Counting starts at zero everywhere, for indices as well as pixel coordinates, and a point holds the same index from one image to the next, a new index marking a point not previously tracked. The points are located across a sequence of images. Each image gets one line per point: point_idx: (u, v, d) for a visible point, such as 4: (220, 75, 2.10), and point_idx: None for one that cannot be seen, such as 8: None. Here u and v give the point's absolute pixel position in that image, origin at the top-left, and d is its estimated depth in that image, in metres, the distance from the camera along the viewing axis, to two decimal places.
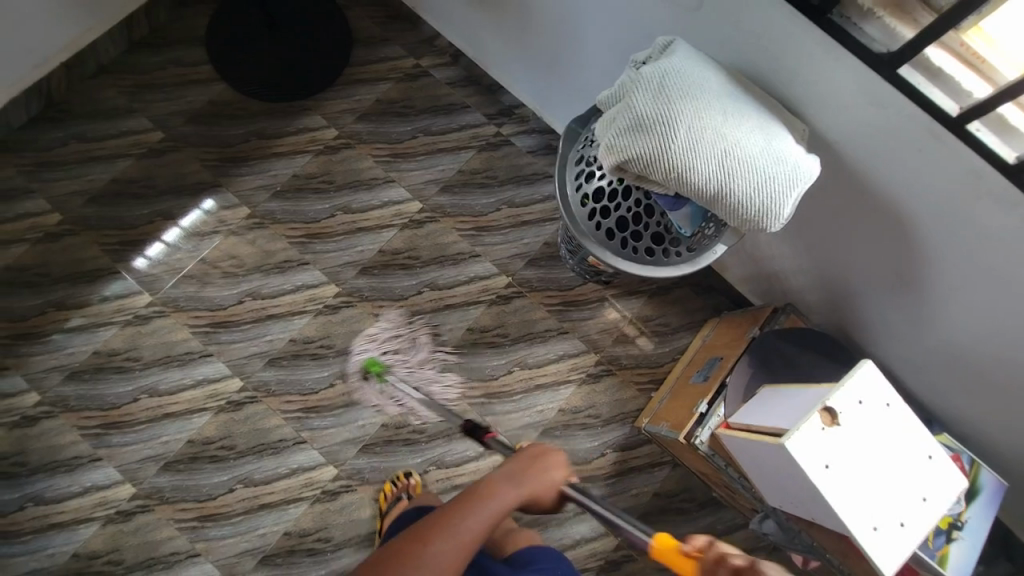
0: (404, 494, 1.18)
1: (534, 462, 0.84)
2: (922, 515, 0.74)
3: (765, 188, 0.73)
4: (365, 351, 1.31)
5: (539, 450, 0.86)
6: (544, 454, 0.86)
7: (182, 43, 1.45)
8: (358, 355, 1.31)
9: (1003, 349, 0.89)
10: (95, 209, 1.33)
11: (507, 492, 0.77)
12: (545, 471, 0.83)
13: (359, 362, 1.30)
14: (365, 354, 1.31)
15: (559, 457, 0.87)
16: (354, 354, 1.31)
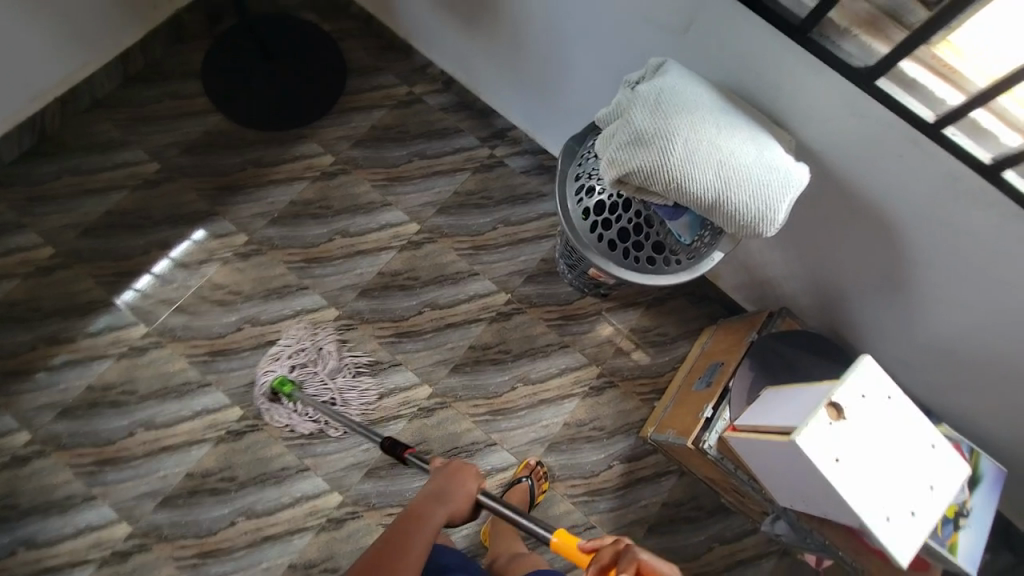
0: None
1: (448, 478, 0.95)
2: (931, 504, 0.76)
3: (759, 195, 0.77)
4: (275, 371, 1.26)
5: (456, 466, 0.98)
6: (455, 469, 0.97)
7: (177, 76, 1.47)
8: (269, 375, 1.26)
9: (990, 341, 0.94)
10: (89, 241, 1.32)
11: (432, 511, 0.88)
12: (463, 483, 0.94)
13: (269, 381, 1.25)
14: (274, 374, 1.26)
15: (470, 468, 0.97)
16: (265, 374, 1.26)
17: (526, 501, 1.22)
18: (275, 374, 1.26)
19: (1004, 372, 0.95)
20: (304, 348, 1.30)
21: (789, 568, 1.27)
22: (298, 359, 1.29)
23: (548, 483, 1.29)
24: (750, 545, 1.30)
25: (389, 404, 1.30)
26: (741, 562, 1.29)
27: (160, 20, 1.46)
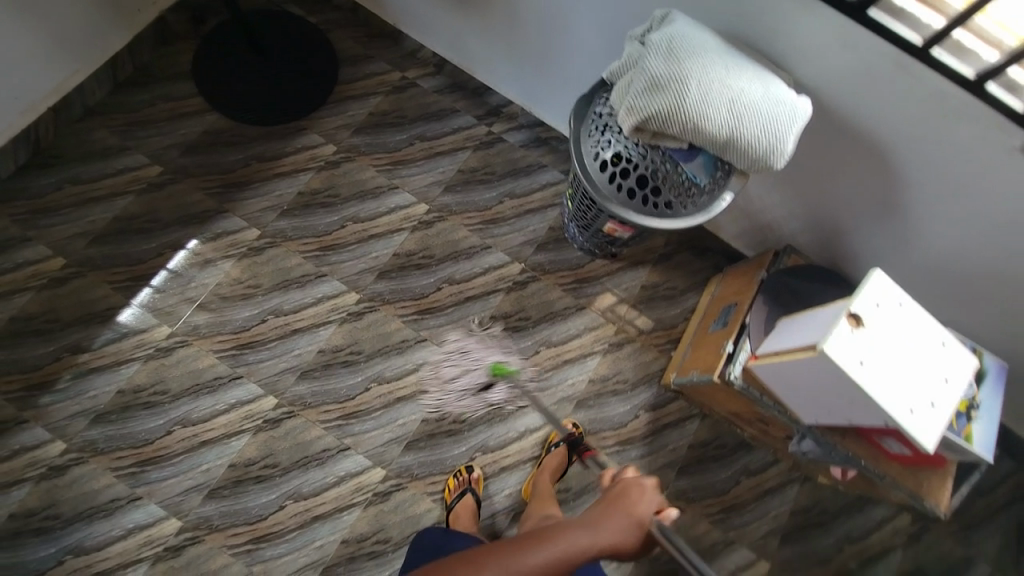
0: (468, 488, 1.23)
1: (618, 496, 0.84)
2: (947, 394, 0.83)
3: (770, 129, 0.83)
4: (486, 360, 1.33)
5: (627, 486, 0.87)
6: (629, 488, 0.86)
7: (169, 78, 1.47)
8: (482, 366, 1.33)
9: (976, 251, 1.03)
10: (99, 249, 1.31)
11: (584, 530, 0.74)
12: (627, 506, 0.82)
13: (484, 366, 1.33)
14: (494, 356, 1.35)
15: (643, 489, 0.86)
16: (478, 364, 1.33)
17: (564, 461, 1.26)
18: (489, 362, 1.33)
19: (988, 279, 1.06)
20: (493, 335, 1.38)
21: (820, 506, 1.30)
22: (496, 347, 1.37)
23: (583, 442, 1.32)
24: (772, 474, 1.39)
25: (419, 379, 1.33)
26: (766, 491, 1.38)
27: (145, 22, 1.45)
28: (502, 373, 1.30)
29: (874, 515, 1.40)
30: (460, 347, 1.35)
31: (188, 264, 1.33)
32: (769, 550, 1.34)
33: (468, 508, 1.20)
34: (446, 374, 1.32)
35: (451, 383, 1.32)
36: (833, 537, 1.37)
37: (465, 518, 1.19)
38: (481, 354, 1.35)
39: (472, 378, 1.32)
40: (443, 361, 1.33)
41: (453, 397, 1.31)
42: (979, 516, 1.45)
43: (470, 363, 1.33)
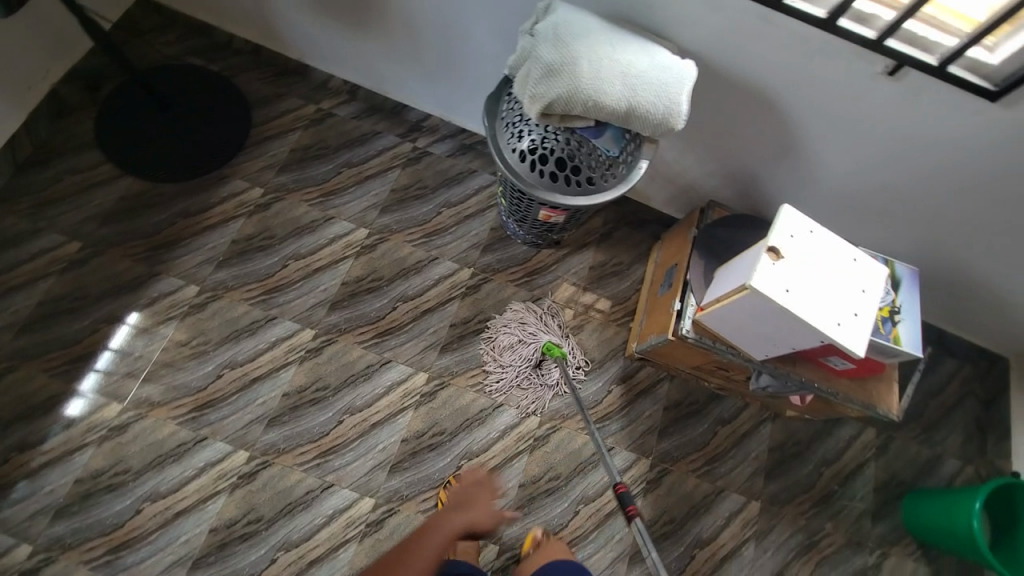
0: None
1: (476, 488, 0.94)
2: (867, 303, 0.91)
3: (664, 93, 0.89)
4: (541, 337, 1.42)
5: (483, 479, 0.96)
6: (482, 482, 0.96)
7: (73, 151, 1.41)
8: (537, 340, 1.42)
9: (869, 168, 1.15)
10: (29, 338, 1.24)
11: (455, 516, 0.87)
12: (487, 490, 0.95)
13: (538, 342, 1.42)
14: (543, 337, 1.43)
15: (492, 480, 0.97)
16: (536, 337, 1.42)
17: None
18: (543, 339, 1.42)
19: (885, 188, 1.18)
20: (548, 318, 1.46)
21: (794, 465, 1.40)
22: (551, 327, 1.45)
23: None
24: (745, 418, 1.46)
25: (391, 401, 1.32)
26: (743, 435, 1.45)
27: (36, 98, 1.40)
28: (554, 351, 1.37)
29: (843, 435, 1.49)
30: (517, 319, 1.44)
31: (131, 340, 1.28)
32: (757, 490, 1.40)
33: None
34: (505, 346, 1.41)
35: (511, 354, 1.41)
36: (812, 464, 1.45)
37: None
38: (538, 330, 1.43)
39: (526, 349, 1.41)
40: (501, 329, 1.43)
41: (510, 369, 1.39)
42: (936, 415, 1.56)
43: (525, 336, 1.42)
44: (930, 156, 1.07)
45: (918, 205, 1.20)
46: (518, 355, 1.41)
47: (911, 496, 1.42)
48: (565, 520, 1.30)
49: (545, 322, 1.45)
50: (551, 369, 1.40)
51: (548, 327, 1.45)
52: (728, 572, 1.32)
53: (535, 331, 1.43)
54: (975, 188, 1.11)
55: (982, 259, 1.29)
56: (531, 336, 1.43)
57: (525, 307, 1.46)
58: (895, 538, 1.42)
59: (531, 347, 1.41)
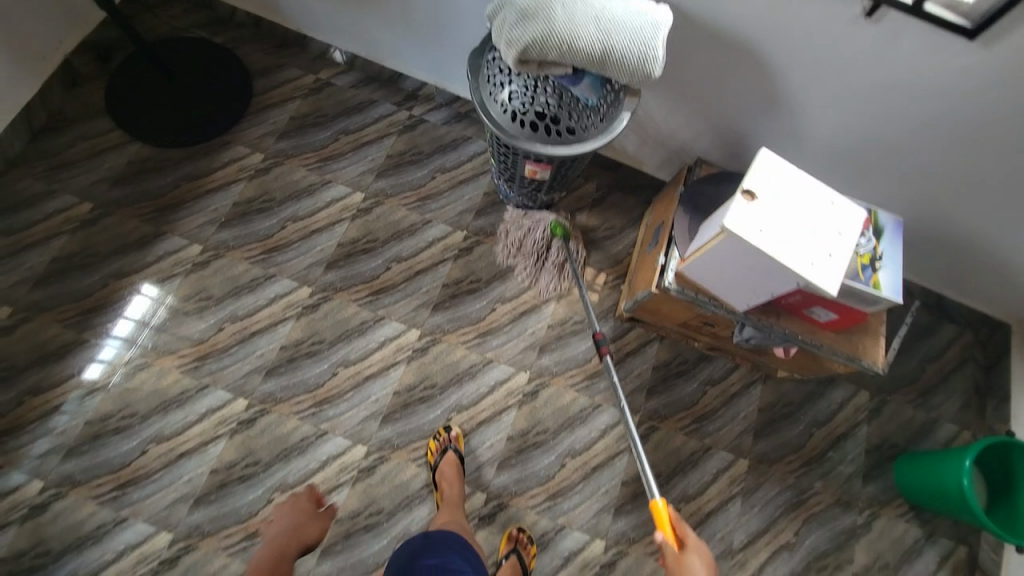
0: (450, 445, 1.26)
1: (299, 518, 1.10)
2: (843, 245, 0.91)
3: (638, 37, 0.91)
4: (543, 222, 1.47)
5: (300, 501, 1.14)
6: (301, 507, 1.12)
7: (86, 118, 1.49)
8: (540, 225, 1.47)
9: (855, 120, 1.14)
10: (44, 291, 1.32)
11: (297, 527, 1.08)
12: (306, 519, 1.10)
13: (545, 224, 1.46)
14: (547, 220, 1.47)
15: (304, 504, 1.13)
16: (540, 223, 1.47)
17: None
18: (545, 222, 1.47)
19: (873, 142, 1.17)
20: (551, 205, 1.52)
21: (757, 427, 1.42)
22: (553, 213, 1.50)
23: (535, 546, 1.26)
24: (735, 379, 1.47)
25: (384, 355, 1.37)
26: (733, 395, 1.45)
27: (51, 68, 1.47)
28: (560, 231, 1.42)
29: (835, 397, 1.49)
30: (520, 212, 1.50)
31: (143, 309, 1.34)
32: (745, 448, 1.41)
33: (451, 463, 1.23)
34: (510, 235, 1.48)
35: (516, 244, 1.48)
36: (802, 425, 1.45)
37: (449, 474, 1.22)
38: (540, 217, 1.48)
39: (535, 236, 1.47)
40: (509, 229, 1.49)
41: (522, 262, 1.48)
42: (933, 380, 1.54)
43: (530, 224, 1.48)
44: (917, 103, 1.05)
45: (910, 160, 1.18)
46: (524, 241, 1.48)
47: (903, 463, 1.41)
48: (552, 473, 1.33)
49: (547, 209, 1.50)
50: (555, 250, 1.46)
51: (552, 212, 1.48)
52: (713, 526, 1.34)
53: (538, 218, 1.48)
54: (966, 139, 1.09)
55: (982, 219, 1.26)
56: (535, 224, 1.48)
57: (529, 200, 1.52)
58: (886, 499, 1.42)
59: (534, 231, 1.47)
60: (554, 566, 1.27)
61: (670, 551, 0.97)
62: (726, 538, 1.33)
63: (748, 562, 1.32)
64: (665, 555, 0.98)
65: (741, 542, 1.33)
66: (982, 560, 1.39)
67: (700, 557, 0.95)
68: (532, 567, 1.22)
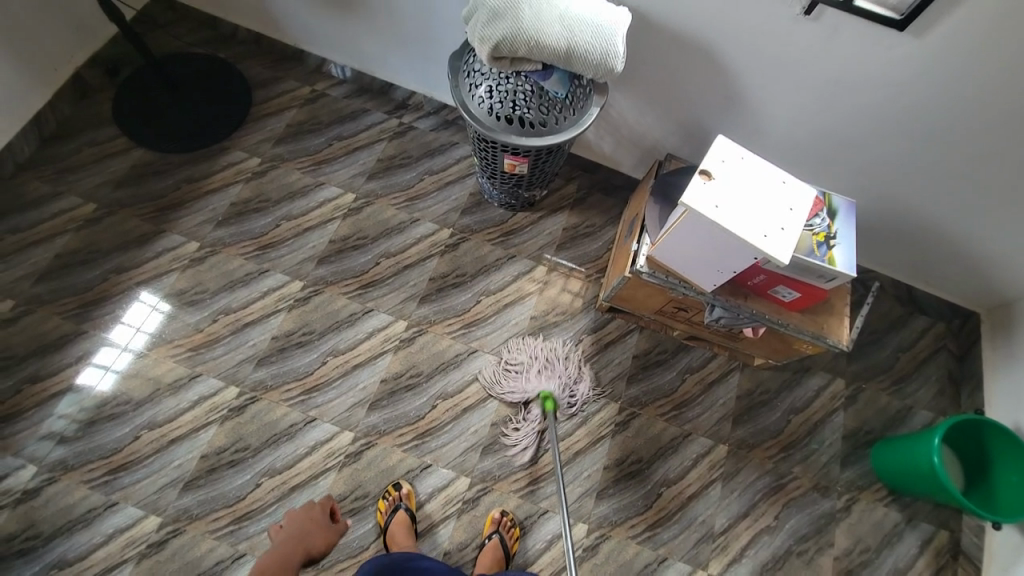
0: (400, 504, 1.24)
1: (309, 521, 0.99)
2: (794, 220, 0.99)
3: (599, 34, 1.03)
4: (544, 383, 1.38)
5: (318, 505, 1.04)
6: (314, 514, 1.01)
7: (94, 126, 1.58)
8: (537, 382, 1.38)
9: (809, 113, 1.23)
10: (47, 285, 1.39)
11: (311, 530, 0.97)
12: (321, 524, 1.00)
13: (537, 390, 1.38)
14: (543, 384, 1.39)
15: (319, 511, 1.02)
16: (535, 382, 1.38)
17: (502, 558, 1.22)
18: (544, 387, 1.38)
19: (827, 134, 1.26)
20: (568, 371, 1.43)
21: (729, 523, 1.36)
22: (561, 379, 1.40)
23: (519, 529, 1.28)
24: (713, 367, 1.51)
25: (372, 345, 1.42)
26: (711, 383, 1.49)
27: (62, 79, 1.57)
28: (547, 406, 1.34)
29: (811, 385, 1.53)
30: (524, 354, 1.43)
31: (139, 314, 1.39)
32: (724, 434, 1.44)
33: (402, 524, 1.21)
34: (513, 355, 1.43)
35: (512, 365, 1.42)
36: (780, 412, 1.49)
37: (400, 534, 1.20)
38: (546, 377, 1.40)
39: (527, 383, 1.39)
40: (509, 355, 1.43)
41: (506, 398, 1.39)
42: (908, 368, 1.56)
43: (531, 377, 1.40)
44: (866, 94, 1.15)
45: (863, 151, 1.27)
46: (517, 383, 1.39)
47: (880, 450, 1.42)
48: (535, 458, 1.36)
49: (559, 372, 1.41)
50: (534, 415, 1.37)
51: (552, 378, 1.40)
52: (694, 510, 1.36)
53: (535, 377, 1.39)
54: (910, 126, 1.18)
55: (935, 205, 1.33)
56: (536, 375, 1.40)
57: (554, 346, 1.46)
58: (865, 484, 1.44)
59: (527, 387, 1.38)
60: (538, 549, 1.29)
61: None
62: (707, 522, 1.36)
63: (730, 545, 1.34)
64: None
65: (723, 526, 1.36)
66: (964, 543, 1.39)
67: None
68: (514, 550, 1.24)
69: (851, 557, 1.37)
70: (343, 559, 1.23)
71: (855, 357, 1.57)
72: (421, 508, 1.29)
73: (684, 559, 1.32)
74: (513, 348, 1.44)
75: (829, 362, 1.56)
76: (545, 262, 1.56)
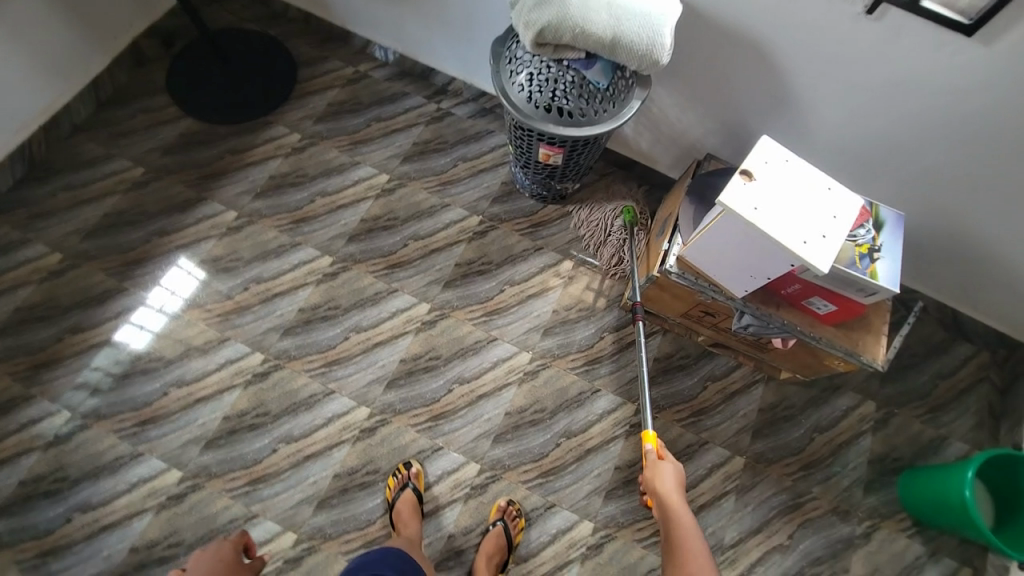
0: (408, 482, 1.26)
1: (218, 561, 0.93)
2: (837, 228, 0.95)
3: (646, 24, 1.02)
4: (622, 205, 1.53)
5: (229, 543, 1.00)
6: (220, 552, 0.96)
7: (147, 94, 1.64)
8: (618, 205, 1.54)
9: (861, 118, 1.18)
10: (94, 242, 1.46)
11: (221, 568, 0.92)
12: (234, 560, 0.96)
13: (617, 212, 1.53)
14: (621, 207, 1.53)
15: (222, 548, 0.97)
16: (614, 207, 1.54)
17: (504, 546, 1.22)
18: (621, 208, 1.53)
19: (878, 142, 1.21)
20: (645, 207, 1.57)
21: (740, 536, 1.33)
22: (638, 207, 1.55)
23: (524, 520, 1.28)
24: (737, 377, 1.47)
25: (393, 325, 1.43)
26: (733, 393, 1.45)
27: (121, 47, 1.64)
28: (628, 216, 1.46)
29: (839, 405, 1.47)
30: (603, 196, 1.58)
31: (177, 276, 1.44)
32: (742, 446, 1.41)
33: (409, 502, 1.22)
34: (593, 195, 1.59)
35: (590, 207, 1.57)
36: (803, 429, 1.44)
37: (406, 512, 1.21)
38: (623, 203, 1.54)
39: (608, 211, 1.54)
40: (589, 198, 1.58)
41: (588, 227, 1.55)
42: (946, 397, 1.48)
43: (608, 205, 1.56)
44: (922, 101, 1.09)
45: (916, 162, 1.21)
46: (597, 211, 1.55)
47: (907, 478, 1.36)
48: (546, 451, 1.35)
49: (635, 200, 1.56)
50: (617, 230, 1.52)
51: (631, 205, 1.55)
52: (705, 520, 1.33)
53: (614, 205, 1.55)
54: (971, 140, 1.11)
55: (991, 226, 1.26)
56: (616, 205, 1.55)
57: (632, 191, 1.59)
58: (888, 512, 1.38)
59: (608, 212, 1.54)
60: (542, 541, 1.28)
61: (650, 458, 1.10)
62: (717, 533, 1.33)
63: (739, 559, 1.31)
64: (646, 463, 1.11)
65: (733, 539, 1.32)
66: None
67: (674, 471, 1.06)
68: (518, 540, 1.24)
69: None
70: (350, 530, 1.25)
71: (890, 380, 1.50)
72: (429, 490, 1.30)
73: None
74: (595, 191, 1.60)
75: (862, 382, 1.49)
76: (572, 258, 1.54)
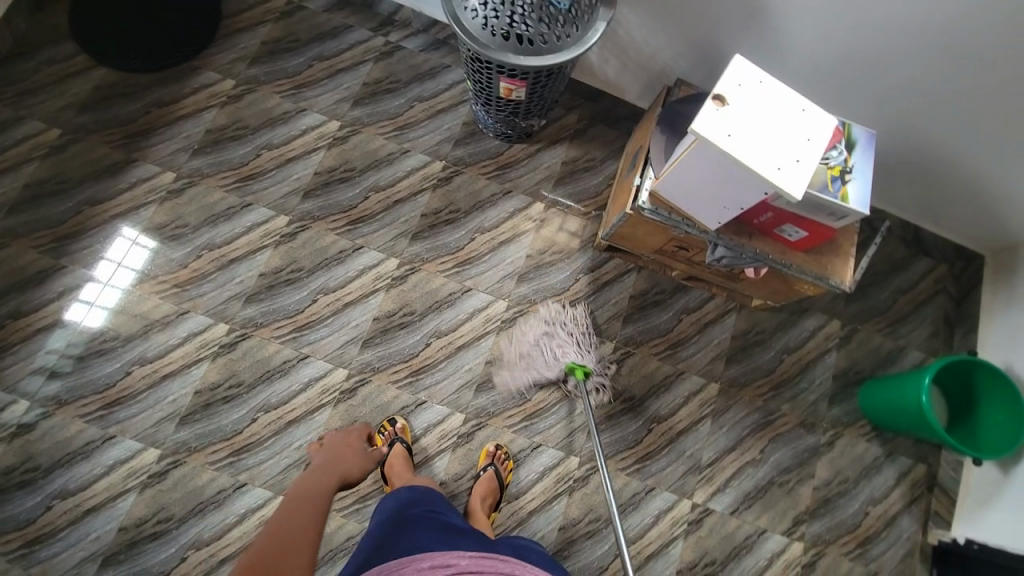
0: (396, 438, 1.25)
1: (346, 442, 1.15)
2: (810, 151, 0.92)
3: None
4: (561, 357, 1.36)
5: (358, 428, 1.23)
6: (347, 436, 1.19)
7: (49, 41, 1.43)
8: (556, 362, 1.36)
9: (834, 30, 1.12)
10: (18, 218, 1.32)
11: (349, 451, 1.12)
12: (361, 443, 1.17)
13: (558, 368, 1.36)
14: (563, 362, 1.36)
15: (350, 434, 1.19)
16: (551, 367, 1.36)
17: (495, 487, 1.25)
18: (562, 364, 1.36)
19: (849, 55, 1.16)
20: (568, 328, 1.40)
21: (716, 455, 1.41)
22: (565, 337, 1.38)
23: (512, 462, 1.32)
24: (711, 308, 1.49)
25: (363, 283, 1.38)
26: (707, 324, 1.48)
27: None
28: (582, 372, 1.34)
29: (806, 326, 1.52)
30: (529, 348, 1.37)
31: (120, 249, 1.33)
32: (716, 373, 1.46)
33: (401, 454, 1.22)
34: (516, 352, 1.37)
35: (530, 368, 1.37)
36: (773, 351, 1.49)
37: (398, 463, 1.20)
38: (557, 352, 1.37)
39: (547, 370, 1.37)
40: (515, 353, 1.37)
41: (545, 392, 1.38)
42: (905, 310, 1.55)
43: (542, 362, 1.36)
44: (900, 6, 1.04)
45: (887, 75, 1.17)
46: (536, 377, 1.37)
47: (868, 388, 1.44)
48: (529, 395, 1.37)
49: (555, 328, 1.38)
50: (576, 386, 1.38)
51: (562, 343, 1.38)
52: (683, 444, 1.40)
53: (546, 361, 1.36)
54: (943, 47, 1.08)
55: (956, 140, 1.26)
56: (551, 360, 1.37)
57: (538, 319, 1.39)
58: (850, 421, 1.48)
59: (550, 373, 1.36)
60: (530, 479, 1.33)
61: None
62: (695, 455, 1.40)
63: (715, 477, 1.40)
64: None
65: (710, 459, 1.40)
66: (941, 477, 1.45)
67: None
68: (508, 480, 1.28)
69: (830, 487, 1.43)
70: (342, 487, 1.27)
71: (854, 299, 1.55)
72: (417, 442, 1.32)
73: (670, 489, 1.38)
74: (511, 349, 1.37)
75: (828, 303, 1.54)
76: (542, 200, 1.48)
